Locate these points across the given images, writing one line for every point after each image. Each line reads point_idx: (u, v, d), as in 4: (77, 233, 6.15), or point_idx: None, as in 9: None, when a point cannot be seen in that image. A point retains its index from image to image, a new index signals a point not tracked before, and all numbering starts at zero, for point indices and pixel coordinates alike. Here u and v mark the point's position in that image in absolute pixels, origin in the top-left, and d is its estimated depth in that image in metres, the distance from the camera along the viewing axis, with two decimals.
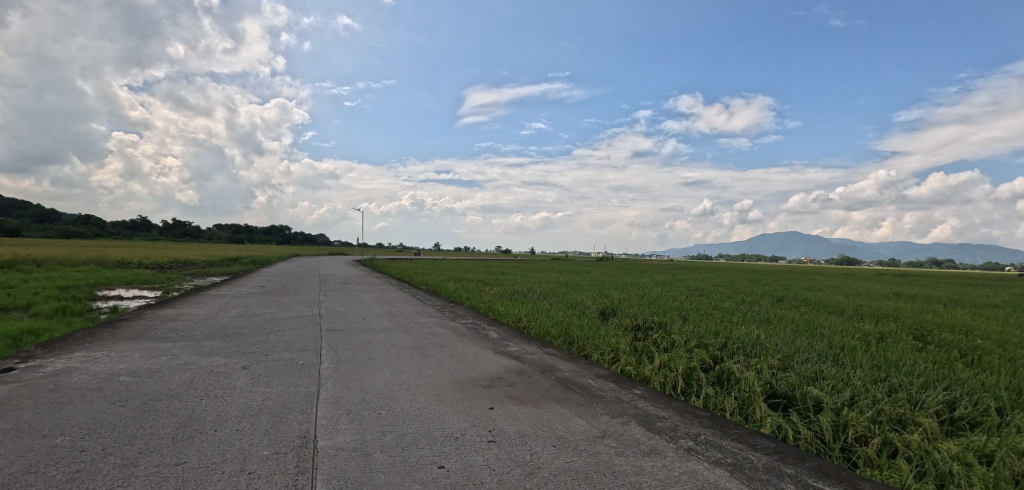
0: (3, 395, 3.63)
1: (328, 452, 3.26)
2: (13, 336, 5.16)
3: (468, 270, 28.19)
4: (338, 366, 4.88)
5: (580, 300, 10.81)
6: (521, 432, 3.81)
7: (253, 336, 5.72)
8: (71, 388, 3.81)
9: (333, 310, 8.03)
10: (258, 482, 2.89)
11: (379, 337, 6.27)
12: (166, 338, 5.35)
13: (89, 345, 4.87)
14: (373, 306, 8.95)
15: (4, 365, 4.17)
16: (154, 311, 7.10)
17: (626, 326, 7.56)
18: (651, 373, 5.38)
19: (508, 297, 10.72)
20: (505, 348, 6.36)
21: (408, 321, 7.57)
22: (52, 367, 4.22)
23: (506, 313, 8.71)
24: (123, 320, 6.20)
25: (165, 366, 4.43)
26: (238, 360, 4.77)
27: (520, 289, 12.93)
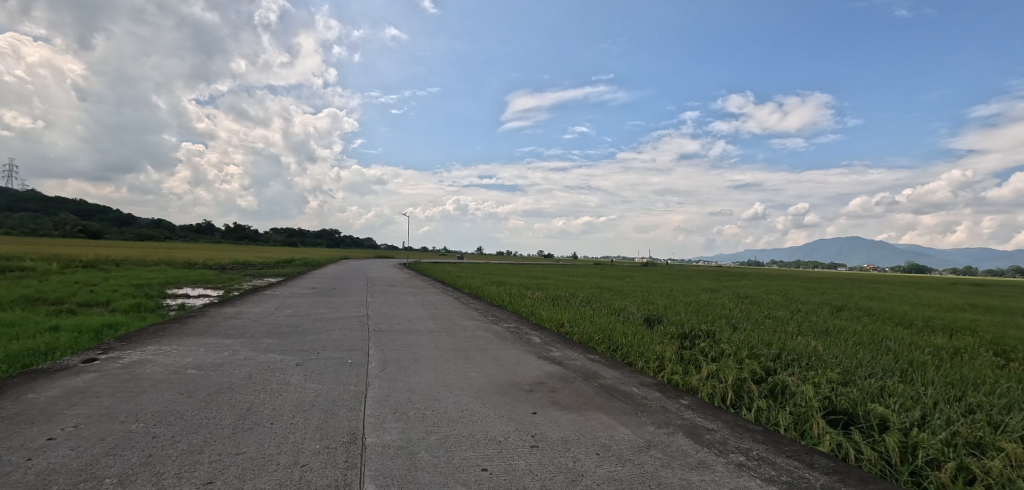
0: (88, 383, 3.97)
1: (375, 449, 3.34)
2: (96, 329, 5.66)
3: (509, 274, 28.29)
4: (384, 366, 5.01)
5: (623, 306, 10.58)
6: (564, 438, 3.76)
7: (305, 335, 5.98)
8: (145, 378, 4.12)
9: (380, 311, 8.27)
10: (310, 474, 3.01)
11: (423, 339, 6.39)
12: (227, 334, 5.68)
13: (160, 339, 5.25)
14: (417, 308, 9.14)
15: (88, 356, 4.57)
16: (217, 309, 7.58)
17: (671, 334, 7.33)
18: (699, 383, 5.18)
19: (550, 302, 10.68)
20: (548, 353, 6.31)
21: (451, 324, 7.68)
22: (128, 358, 4.58)
23: (548, 318, 8.67)
24: (191, 317, 6.66)
25: (226, 361, 4.70)
26: (292, 357, 5.00)
27: (562, 294, 12.83)
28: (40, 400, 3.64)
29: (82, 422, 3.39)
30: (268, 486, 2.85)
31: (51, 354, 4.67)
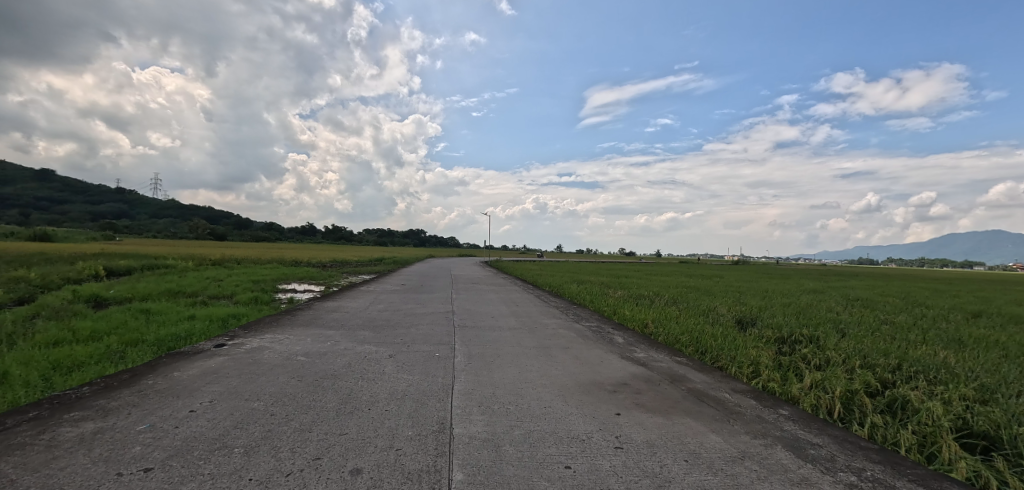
0: (219, 364, 4.56)
1: (463, 439, 3.47)
2: (223, 318, 6.52)
3: (586, 273, 27.91)
4: (470, 360, 5.19)
5: (713, 307, 9.98)
6: (650, 441, 3.63)
7: (397, 328, 6.37)
8: (263, 363, 4.64)
9: (464, 308, 8.59)
10: (404, 458, 3.19)
11: (506, 336, 6.53)
12: (329, 325, 6.24)
13: (274, 328, 5.90)
14: (499, 305, 9.35)
15: (219, 341, 5.25)
16: (321, 303, 8.35)
17: (768, 338, 6.80)
18: (800, 392, 4.75)
19: (633, 301, 10.38)
20: (631, 354, 6.14)
21: (532, 322, 7.75)
22: (249, 344, 5.20)
23: (631, 319, 8.44)
24: (299, 309, 7.41)
25: (329, 350, 5.15)
26: (386, 348, 5.36)
27: (644, 294, 12.41)
28: (184, 378, 4.26)
29: (216, 398, 3.90)
30: (367, 465, 3.08)
31: (189, 339, 5.44)
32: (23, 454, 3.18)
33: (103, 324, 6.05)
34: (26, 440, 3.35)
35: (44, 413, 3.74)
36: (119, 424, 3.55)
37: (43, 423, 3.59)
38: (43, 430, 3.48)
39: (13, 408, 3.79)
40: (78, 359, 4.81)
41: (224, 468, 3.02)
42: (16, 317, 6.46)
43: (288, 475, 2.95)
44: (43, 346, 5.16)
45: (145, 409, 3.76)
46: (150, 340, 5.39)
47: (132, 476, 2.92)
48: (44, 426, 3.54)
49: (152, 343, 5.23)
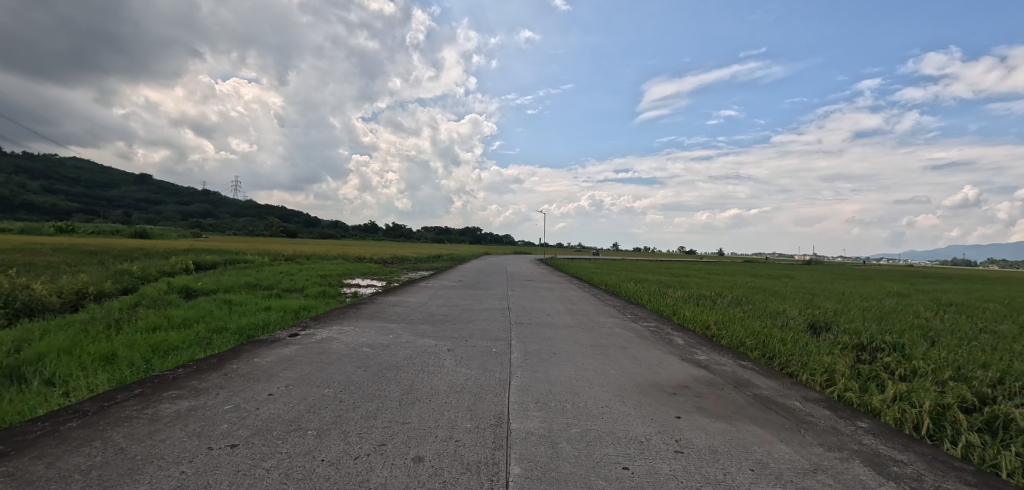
0: (294, 352, 4.92)
1: (520, 434, 3.53)
2: (295, 310, 7.03)
3: (641, 271, 27.18)
4: (526, 357, 5.24)
5: (782, 310, 9.39)
6: (713, 447, 3.49)
7: (455, 323, 6.55)
8: (332, 352, 4.95)
9: (520, 305, 8.68)
10: (463, 449, 3.29)
11: (562, 333, 6.53)
12: (392, 319, 6.54)
13: (342, 320, 6.27)
14: (555, 303, 9.36)
15: (293, 331, 5.67)
16: (383, 297, 8.76)
17: (845, 345, 6.31)
18: (881, 404, 4.37)
19: (693, 302, 10.01)
20: (692, 356, 5.94)
21: (588, 320, 7.69)
22: (320, 334, 5.56)
23: (692, 319, 8.14)
24: (364, 303, 7.83)
25: (392, 342, 5.40)
26: (444, 343, 5.53)
27: (705, 294, 11.90)
28: (263, 364, 4.64)
29: (291, 384, 4.21)
30: (429, 454, 3.20)
31: (265, 328, 5.91)
32: (132, 425, 3.60)
33: (194, 312, 6.72)
34: (134, 414, 3.79)
35: (148, 390, 4.21)
36: (209, 404, 3.92)
37: (147, 399, 4.04)
38: (147, 406, 3.92)
39: (122, 384, 4.31)
40: (174, 343, 5.38)
41: (299, 448, 3.26)
42: (124, 305, 7.33)
43: (356, 458, 3.13)
44: (145, 331, 5.82)
45: (230, 390, 4.13)
46: (232, 328, 5.92)
47: (221, 450, 3.23)
48: (149, 401, 3.99)
49: (234, 331, 5.74)
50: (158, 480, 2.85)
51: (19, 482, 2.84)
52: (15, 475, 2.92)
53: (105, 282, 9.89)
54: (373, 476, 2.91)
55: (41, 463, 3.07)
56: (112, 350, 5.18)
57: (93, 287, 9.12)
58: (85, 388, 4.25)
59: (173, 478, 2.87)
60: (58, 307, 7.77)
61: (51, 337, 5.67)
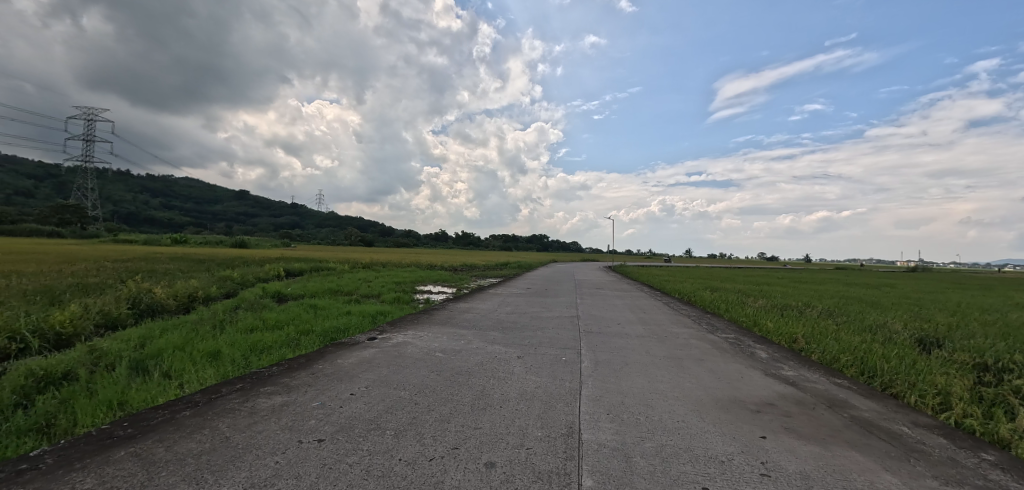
0: (372, 355, 5.22)
1: (592, 445, 3.47)
2: (374, 314, 7.48)
3: (716, 279, 25.64)
4: (597, 366, 5.27)
5: (883, 323, 8.44)
6: (805, 472, 3.19)
7: (524, 330, 6.61)
8: (408, 356, 5.20)
9: (588, 313, 8.56)
10: (535, 457, 3.29)
11: (634, 343, 6.36)
12: (463, 325, 6.74)
13: (415, 326, 6.56)
14: (625, 312, 9.11)
15: (371, 334, 6.03)
16: (454, 304, 9.03)
17: (964, 364, 5.52)
18: (1013, 435, 3.76)
19: (777, 312, 9.28)
20: (779, 372, 5.51)
21: (661, 330, 7.39)
22: (396, 338, 5.86)
23: (777, 332, 7.54)
24: (437, 309, 8.14)
25: (463, 348, 5.56)
26: (514, 349, 5.61)
27: (791, 304, 10.98)
28: (345, 364, 4.97)
29: (370, 384, 4.48)
30: (501, 460, 3.23)
31: (347, 332, 6.34)
32: (235, 416, 4.00)
33: (284, 315, 7.37)
34: (236, 406, 4.21)
35: (247, 385, 4.65)
36: (299, 400, 4.26)
37: (247, 393, 4.48)
38: (247, 399, 4.34)
39: (225, 379, 4.80)
40: (268, 343, 5.92)
41: (379, 446, 3.43)
42: (227, 307, 8.20)
43: (431, 460, 3.24)
44: (244, 332, 6.46)
45: (317, 388, 4.45)
46: (317, 330, 6.41)
47: (309, 444, 3.48)
48: (248, 395, 4.42)
49: (319, 333, 6.21)
50: (256, 468, 3.13)
51: (145, 461, 3.26)
52: (142, 455, 3.35)
53: (212, 287, 11.16)
54: (447, 478, 2.99)
55: (162, 446, 3.49)
56: (217, 348, 5.81)
57: (202, 292, 10.33)
58: (196, 381, 4.79)
59: (269, 467, 3.14)
60: (174, 308, 8.88)
61: (171, 334, 6.48)
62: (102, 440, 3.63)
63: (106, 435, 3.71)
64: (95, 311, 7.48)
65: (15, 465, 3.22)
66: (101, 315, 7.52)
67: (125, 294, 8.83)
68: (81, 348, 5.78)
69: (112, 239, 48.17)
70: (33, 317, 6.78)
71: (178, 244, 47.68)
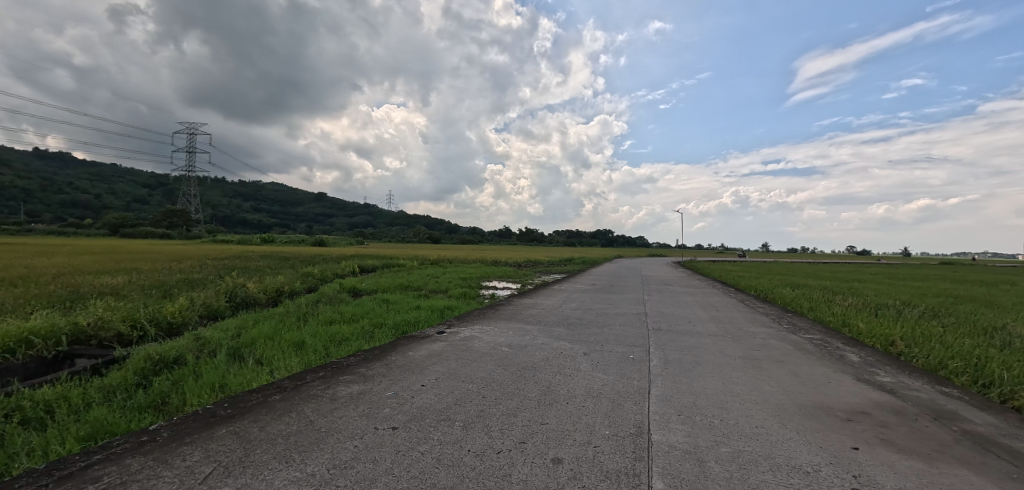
0: (441, 349, 5.42)
1: (662, 447, 3.36)
2: (442, 310, 7.74)
3: (796, 275, 23.66)
4: (667, 366, 5.10)
5: (1004, 325, 7.36)
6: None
7: (590, 327, 6.52)
8: (475, 350, 5.33)
9: (656, 310, 8.28)
10: (603, 456, 3.23)
11: (706, 342, 6.06)
12: (528, 320, 6.79)
13: (482, 320, 6.71)
14: (696, 309, 8.69)
15: (440, 328, 6.25)
16: (518, 299, 9.11)
17: None
18: None
19: (870, 312, 8.40)
20: (873, 377, 5.00)
21: (736, 329, 6.97)
22: (463, 332, 6.04)
23: (870, 333, 6.84)
24: (502, 304, 8.27)
25: (529, 343, 5.61)
26: (580, 346, 5.57)
27: (886, 303, 9.89)
28: (416, 357, 5.20)
29: (440, 377, 4.65)
30: (568, 457, 3.22)
31: (417, 326, 6.63)
32: (317, 401, 4.32)
33: (360, 309, 7.83)
34: (320, 392, 4.55)
35: (328, 373, 5.01)
36: (375, 389, 4.51)
37: (329, 380, 4.83)
38: (329, 386, 4.68)
39: (308, 368, 5.20)
40: (346, 335, 6.32)
41: (449, 436, 3.54)
42: (310, 301, 8.89)
43: (499, 452, 3.29)
44: (325, 324, 6.95)
45: (391, 378, 4.70)
46: (390, 324, 6.75)
47: (384, 431, 3.68)
48: (329, 383, 4.75)
49: (392, 326, 6.54)
50: (338, 451, 3.36)
51: (242, 439, 3.61)
52: (240, 433, 3.71)
53: (296, 283, 12.12)
54: (514, 471, 3.02)
55: (256, 426, 3.85)
56: (302, 339, 6.30)
57: (288, 287, 11.24)
58: (283, 368, 5.23)
59: (349, 451, 3.36)
60: (264, 301, 9.76)
61: (263, 325, 7.14)
62: (207, 418, 4.07)
63: (210, 414, 4.16)
64: (199, 304, 8.39)
65: (138, 437, 3.70)
66: (204, 307, 8.44)
67: (224, 288, 9.86)
68: (189, 336, 6.53)
69: (209, 239, 53.93)
70: (150, 308, 7.76)
71: (265, 243, 52.69)
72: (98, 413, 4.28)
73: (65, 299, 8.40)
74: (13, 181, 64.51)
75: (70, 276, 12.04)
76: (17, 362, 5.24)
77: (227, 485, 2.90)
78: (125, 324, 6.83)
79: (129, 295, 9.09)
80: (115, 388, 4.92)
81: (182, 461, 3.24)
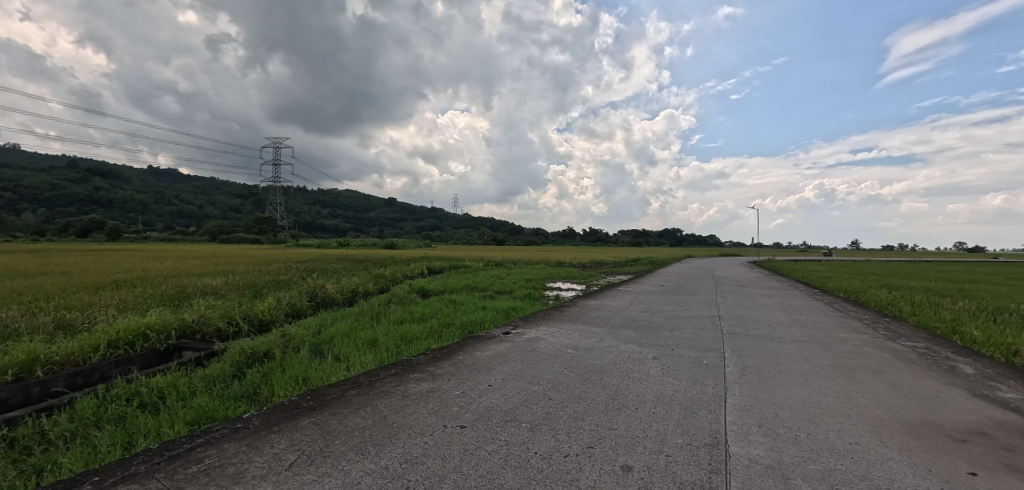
0: (507, 349, 5.47)
1: (741, 460, 3.14)
2: (507, 310, 7.82)
3: (896, 275, 21.16)
4: (745, 373, 4.79)
5: None
6: None
7: (659, 330, 6.28)
8: (541, 351, 5.32)
9: (732, 313, 7.79)
10: (676, 466, 3.08)
11: (788, 348, 5.62)
12: (594, 322, 6.68)
13: (547, 321, 6.70)
14: (776, 313, 8.09)
15: (506, 329, 6.31)
16: (583, 301, 8.99)
17: None
18: None
19: (987, 318, 7.35)
20: (993, 392, 4.36)
21: (823, 334, 6.39)
22: (529, 333, 6.06)
23: (989, 341, 5.98)
24: (567, 305, 8.20)
25: (595, 346, 5.50)
26: (649, 350, 5.38)
27: (1011, 308, 8.56)
28: (483, 357, 5.29)
29: (507, 377, 4.69)
30: (638, 465, 3.10)
31: (483, 326, 6.74)
32: (390, 397, 4.53)
33: (429, 309, 8.11)
34: (392, 388, 4.75)
35: (399, 370, 5.23)
36: (444, 387, 4.64)
37: (401, 377, 5.04)
38: (401, 382, 4.89)
39: (382, 364, 5.46)
40: (416, 334, 6.58)
41: (515, 437, 3.55)
42: (383, 301, 9.36)
43: (566, 456, 3.24)
44: (396, 323, 7.29)
45: (459, 378, 4.80)
46: (456, 324, 6.93)
47: (453, 429, 3.76)
48: (401, 380, 4.96)
49: (459, 327, 6.71)
50: (409, 446, 3.48)
51: (323, 430, 3.86)
52: (321, 425, 3.97)
53: (370, 284, 12.83)
54: (582, 477, 2.97)
55: (335, 419, 4.10)
56: (375, 337, 6.64)
57: (362, 287, 11.94)
58: (359, 365, 5.54)
59: (420, 447, 3.47)
60: (341, 301, 10.43)
61: (341, 323, 7.62)
62: (292, 409, 4.40)
63: (295, 405, 4.49)
64: (285, 303, 9.15)
65: (234, 424, 4.08)
66: (289, 306, 9.17)
67: (307, 289, 10.66)
68: (277, 333, 7.12)
69: (292, 243, 58.94)
70: (244, 307, 8.58)
71: (340, 246, 56.69)
72: (201, 400, 4.78)
73: (175, 298, 9.49)
74: (132, 195, 74.44)
75: (182, 277, 13.65)
76: (137, 353, 5.98)
77: (310, 473, 3.10)
78: (223, 320, 7.61)
79: (227, 294, 10.12)
80: (215, 379, 5.47)
81: (271, 448, 3.52)
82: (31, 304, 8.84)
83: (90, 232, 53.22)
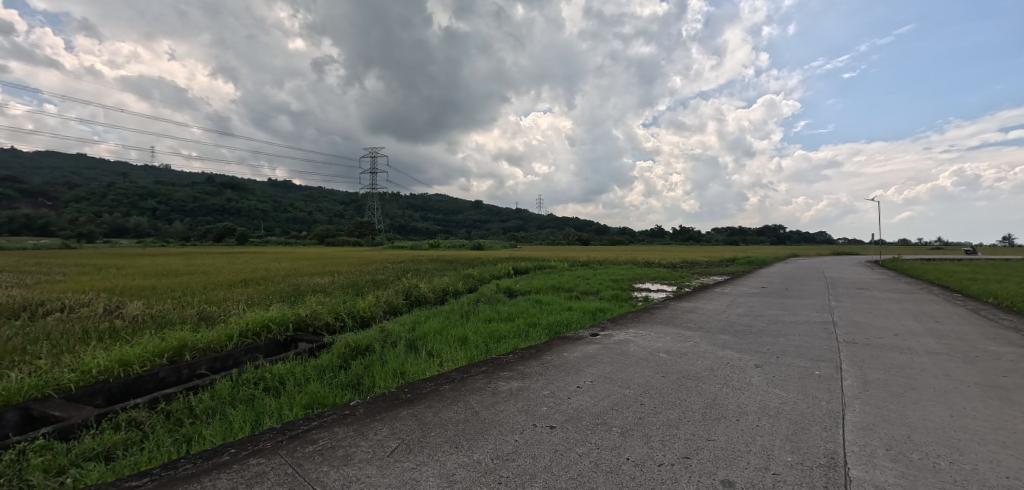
0: (596, 351, 5.40)
1: (865, 485, 2.80)
2: (593, 312, 7.70)
3: None
4: (867, 387, 4.26)
5: None
6: None
7: (762, 336, 5.80)
8: (631, 355, 5.18)
9: (849, 319, 6.94)
10: (785, 485, 2.83)
11: (922, 362, 4.89)
12: (686, 325, 6.35)
13: (636, 324, 6.49)
14: (906, 320, 7.05)
15: (593, 331, 6.23)
16: (674, 302, 8.58)
17: None
18: None
19: None
20: None
21: (970, 347, 5.45)
22: (617, 336, 5.92)
23: None
24: (656, 308, 7.88)
25: (689, 351, 5.23)
26: (750, 357, 5.00)
27: None
28: (571, 358, 5.28)
29: (596, 380, 4.63)
30: (741, 481, 2.90)
31: (568, 327, 6.71)
32: (482, 394, 4.69)
33: (516, 309, 8.28)
34: (484, 385, 4.93)
35: (489, 368, 5.40)
36: (532, 386, 4.70)
37: (491, 375, 5.21)
38: (492, 380, 5.05)
39: (472, 361, 5.69)
40: (504, 333, 6.75)
41: (606, 441, 3.50)
42: (472, 301, 9.73)
43: (660, 465, 3.12)
44: (485, 322, 7.51)
45: (548, 378, 4.84)
46: (543, 324, 6.97)
47: (542, 429, 3.81)
48: (491, 377, 5.13)
49: (545, 327, 6.75)
50: (500, 443, 3.59)
51: (420, 421, 4.11)
52: (418, 416, 4.24)
53: (460, 284, 13.37)
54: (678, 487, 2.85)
55: (432, 411, 4.36)
56: (466, 335, 6.91)
57: (452, 287, 12.49)
58: (451, 361, 5.81)
59: (510, 444, 3.56)
60: (433, 300, 11.02)
61: (434, 320, 8.05)
62: (393, 399, 4.77)
63: (395, 396, 4.85)
64: (384, 301, 9.88)
65: (343, 410, 4.51)
66: (387, 304, 9.90)
67: (403, 288, 11.41)
68: (377, 328, 7.72)
69: (385, 245, 63.95)
70: (348, 304, 9.42)
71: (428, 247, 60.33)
72: (315, 387, 5.35)
73: (292, 295, 10.70)
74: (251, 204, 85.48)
75: (299, 276, 15.36)
76: (261, 343, 6.84)
77: (409, 461, 3.32)
78: (331, 316, 8.41)
79: (334, 292, 11.20)
80: (326, 368, 6.10)
81: (375, 435, 3.83)
82: (183, 298, 10.52)
83: (223, 237, 62.48)
